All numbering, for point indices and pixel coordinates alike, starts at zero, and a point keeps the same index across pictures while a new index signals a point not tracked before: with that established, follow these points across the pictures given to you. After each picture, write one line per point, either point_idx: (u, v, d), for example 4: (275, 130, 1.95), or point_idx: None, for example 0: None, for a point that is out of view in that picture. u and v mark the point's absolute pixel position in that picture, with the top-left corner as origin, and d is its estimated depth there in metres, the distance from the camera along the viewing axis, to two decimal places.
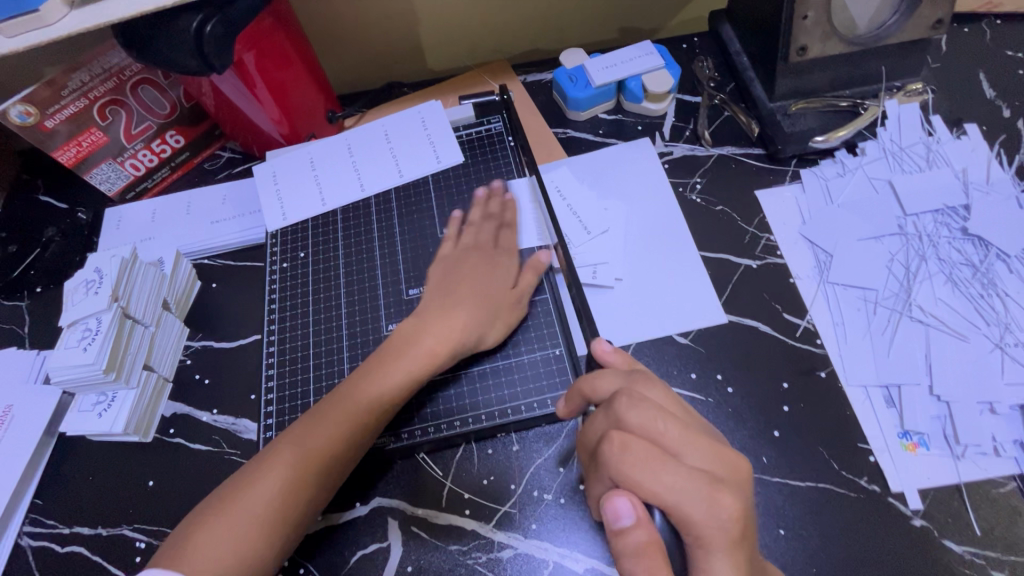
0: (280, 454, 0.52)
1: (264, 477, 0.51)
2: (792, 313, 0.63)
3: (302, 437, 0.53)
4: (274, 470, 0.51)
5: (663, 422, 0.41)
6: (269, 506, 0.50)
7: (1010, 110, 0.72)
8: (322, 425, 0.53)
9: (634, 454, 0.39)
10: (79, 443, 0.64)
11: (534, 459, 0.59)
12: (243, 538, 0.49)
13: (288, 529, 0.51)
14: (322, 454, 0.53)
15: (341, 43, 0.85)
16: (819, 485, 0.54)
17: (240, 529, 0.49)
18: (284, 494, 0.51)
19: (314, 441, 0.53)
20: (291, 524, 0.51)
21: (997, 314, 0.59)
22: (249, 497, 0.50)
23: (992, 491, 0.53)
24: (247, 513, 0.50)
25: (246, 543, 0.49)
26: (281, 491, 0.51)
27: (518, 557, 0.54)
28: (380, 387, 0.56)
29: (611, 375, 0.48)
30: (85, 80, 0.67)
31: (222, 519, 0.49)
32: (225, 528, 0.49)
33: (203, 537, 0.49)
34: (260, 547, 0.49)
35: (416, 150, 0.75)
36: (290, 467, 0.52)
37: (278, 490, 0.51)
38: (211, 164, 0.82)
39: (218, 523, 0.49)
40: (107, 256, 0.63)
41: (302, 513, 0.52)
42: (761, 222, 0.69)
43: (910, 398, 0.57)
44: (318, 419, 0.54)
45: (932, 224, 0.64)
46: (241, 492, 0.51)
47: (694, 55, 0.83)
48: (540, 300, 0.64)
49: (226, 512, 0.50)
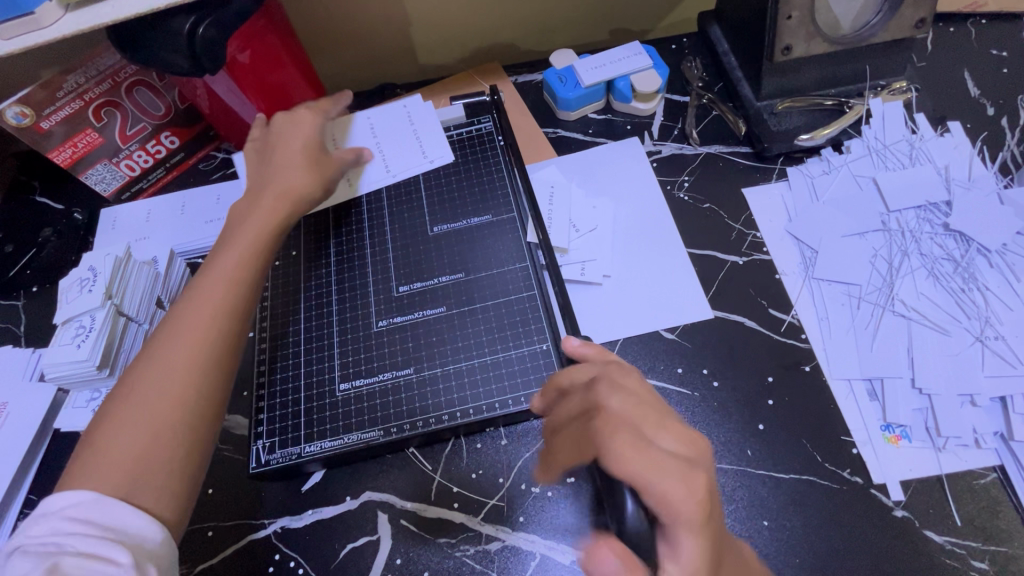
0: (169, 348, 0.50)
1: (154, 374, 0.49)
2: (777, 309, 0.63)
3: (173, 333, 0.51)
4: (164, 361, 0.49)
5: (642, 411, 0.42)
6: (164, 410, 0.47)
7: (994, 108, 0.73)
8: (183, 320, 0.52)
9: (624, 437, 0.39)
10: (74, 439, 0.64)
11: (521, 452, 0.59)
12: (142, 440, 0.46)
13: (188, 424, 0.48)
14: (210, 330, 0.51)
15: (334, 45, 0.86)
16: (802, 477, 0.55)
17: (138, 431, 0.46)
18: (176, 381, 0.48)
19: (184, 334, 0.50)
20: (191, 409, 0.48)
21: (978, 308, 0.60)
22: (139, 397, 0.48)
23: (973, 482, 0.54)
24: (142, 415, 0.47)
25: (147, 445, 0.46)
26: (173, 382, 0.48)
27: (506, 549, 0.55)
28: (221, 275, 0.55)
29: (587, 367, 0.50)
30: (81, 81, 0.68)
31: (114, 428, 0.47)
32: (120, 430, 0.46)
33: (98, 447, 0.46)
34: (162, 443, 0.46)
35: (405, 149, 0.76)
36: (173, 362, 0.49)
37: (170, 386, 0.48)
38: (206, 165, 0.82)
39: (109, 428, 0.47)
40: (102, 254, 0.64)
41: (201, 405, 0.49)
42: (748, 219, 0.69)
43: (893, 391, 0.57)
44: (178, 321, 0.52)
45: (915, 219, 0.65)
46: (129, 397, 0.48)
47: (683, 55, 0.84)
48: (528, 297, 0.65)
49: (117, 417, 0.47)
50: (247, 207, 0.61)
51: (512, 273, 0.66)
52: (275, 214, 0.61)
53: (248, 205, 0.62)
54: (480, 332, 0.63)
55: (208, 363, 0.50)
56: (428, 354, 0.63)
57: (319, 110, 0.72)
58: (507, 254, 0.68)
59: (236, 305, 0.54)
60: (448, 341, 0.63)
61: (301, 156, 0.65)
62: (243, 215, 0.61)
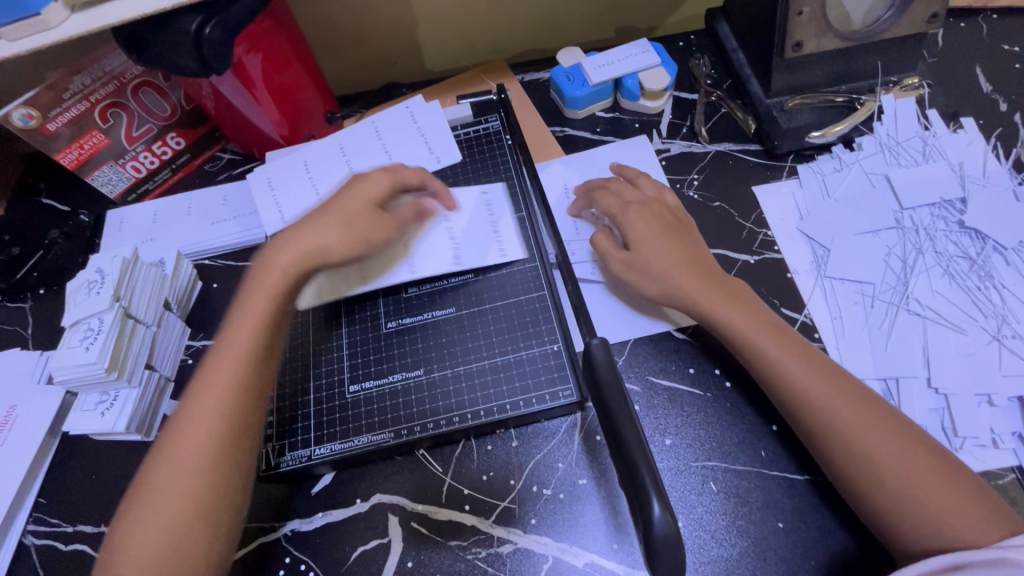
0: (179, 441, 0.50)
1: (168, 467, 0.49)
2: (789, 307, 0.63)
3: (184, 425, 0.50)
4: (178, 454, 0.49)
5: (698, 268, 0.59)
6: (185, 489, 0.48)
7: (1007, 104, 0.72)
8: (192, 412, 0.51)
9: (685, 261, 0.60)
10: (82, 442, 0.64)
11: (533, 454, 0.59)
12: (164, 530, 0.47)
13: (205, 517, 0.48)
14: (221, 425, 0.50)
15: (340, 45, 0.85)
16: (818, 477, 0.54)
17: (159, 523, 0.47)
18: (190, 475, 0.48)
19: (194, 430, 0.50)
20: (207, 502, 0.48)
21: (994, 306, 0.59)
22: (157, 486, 0.48)
23: (991, 483, 0.53)
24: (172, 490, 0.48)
25: (171, 536, 0.47)
26: (186, 479, 0.48)
27: (518, 551, 0.54)
28: (223, 361, 0.53)
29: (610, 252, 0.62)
30: (87, 82, 0.68)
31: (147, 505, 0.48)
32: (150, 512, 0.48)
33: (125, 537, 0.47)
34: (185, 535, 0.47)
35: (412, 149, 0.75)
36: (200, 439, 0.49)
37: (183, 482, 0.48)
38: (212, 166, 0.83)
39: (134, 519, 0.48)
40: (109, 256, 0.64)
41: (218, 497, 0.49)
42: (758, 217, 0.69)
43: (908, 391, 0.57)
44: (187, 413, 0.51)
45: (929, 217, 0.65)
46: (148, 489, 0.49)
47: (691, 52, 0.84)
48: (537, 297, 0.64)
49: (138, 510, 0.48)
50: (257, 269, 0.58)
51: (521, 273, 0.66)
52: (283, 278, 0.57)
53: (261, 264, 0.58)
54: (491, 333, 0.63)
55: (218, 457, 0.49)
56: (439, 355, 0.62)
57: (398, 172, 0.65)
58: (516, 254, 0.67)
59: (244, 394, 0.52)
60: (458, 342, 0.63)
61: (329, 219, 0.60)
62: (257, 277, 0.57)
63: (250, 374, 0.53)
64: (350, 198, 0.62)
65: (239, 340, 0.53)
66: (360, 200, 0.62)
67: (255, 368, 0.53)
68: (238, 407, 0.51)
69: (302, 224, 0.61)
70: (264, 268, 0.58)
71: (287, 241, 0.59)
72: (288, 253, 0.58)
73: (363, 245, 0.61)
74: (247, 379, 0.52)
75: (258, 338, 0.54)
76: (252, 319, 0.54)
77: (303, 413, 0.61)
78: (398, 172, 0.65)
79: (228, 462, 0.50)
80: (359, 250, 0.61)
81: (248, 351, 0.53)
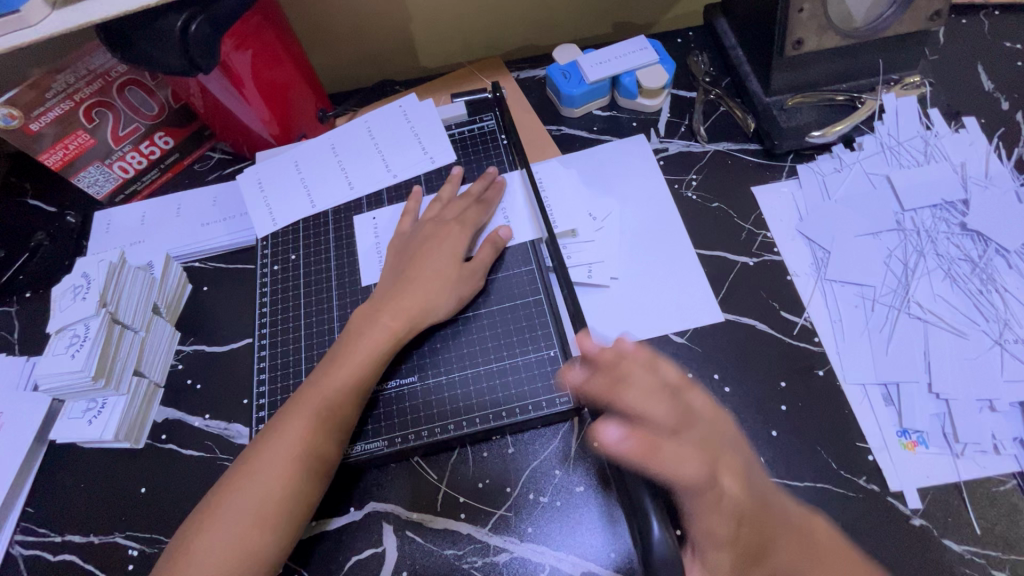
0: (257, 469, 0.52)
1: (240, 492, 0.51)
2: (789, 311, 0.62)
3: (266, 452, 0.53)
4: (253, 480, 0.51)
5: (680, 411, 0.49)
6: (255, 511, 0.50)
7: (1009, 103, 0.71)
8: (275, 446, 0.53)
9: (670, 449, 0.46)
10: (71, 450, 0.63)
11: (529, 461, 0.58)
12: (224, 553, 0.49)
13: (266, 549, 0.50)
14: (297, 463, 0.52)
15: (331, 41, 0.83)
16: (817, 485, 0.54)
17: (222, 545, 0.49)
18: (262, 505, 0.50)
19: (273, 461, 0.52)
20: (270, 535, 0.50)
21: (996, 310, 0.59)
22: (228, 507, 0.51)
23: (992, 489, 0.52)
24: (242, 509, 0.50)
25: (228, 561, 0.49)
26: (256, 507, 0.50)
27: (514, 560, 0.54)
28: (311, 402, 0.55)
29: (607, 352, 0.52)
30: (71, 81, 0.66)
31: (216, 522, 0.50)
32: (217, 529, 0.50)
33: (188, 551, 0.49)
34: (243, 564, 0.49)
35: (405, 149, 0.74)
36: (281, 467, 0.52)
37: (254, 511, 0.50)
38: (202, 166, 0.81)
39: (203, 535, 0.50)
40: (95, 260, 0.62)
41: (281, 533, 0.51)
42: (758, 219, 0.68)
43: (909, 396, 0.56)
44: (270, 443, 0.53)
45: (930, 219, 0.64)
46: (221, 507, 0.51)
47: (689, 49, 0.82)
48: (533, 302, 0.63)
49: (207, 525, 0.50)
50: (368, 320, 0.59)
51: (516, 277, 0.65)
52: (392, 337, 0.58)
53: (364, 318, 0.60)
54: (486, 339, 0.62)
55: (291, 496, 0.51)
56: (432, 362, 0.61)
57: (470, 221, 0.66)
58: (512, 257, 0.66)
59: (327, 440, 0.53)
60: (453, 348, 0.62)
61: (439, 269, 0.62)
62: (360, 329, 0.59)
63: (339, 421, 0.54)
64: (441, 249, 0.63)
65: (338, 385, 0.55)
66: (451, 255, 0.63)
67: (341, 417, 0.55)
68: (319, 450, 0.53)
69: (415, 276, 0.61)
70: (371, 322, 0.59)
71: (404, 295, 0.60)
72: (396, 311, 0.59)
73: (460, 290, 0.62)
74: (330, 425, 0.54)
75: (353, 387, 0.56)
76: (356, 370, 0.56)
77: (372, 415, 0.59)
78: (469, 217, 0.66)
79: (296, 501, 0.51)
80: (460, 303, 0.62)
81: (333, 400, 0.55)
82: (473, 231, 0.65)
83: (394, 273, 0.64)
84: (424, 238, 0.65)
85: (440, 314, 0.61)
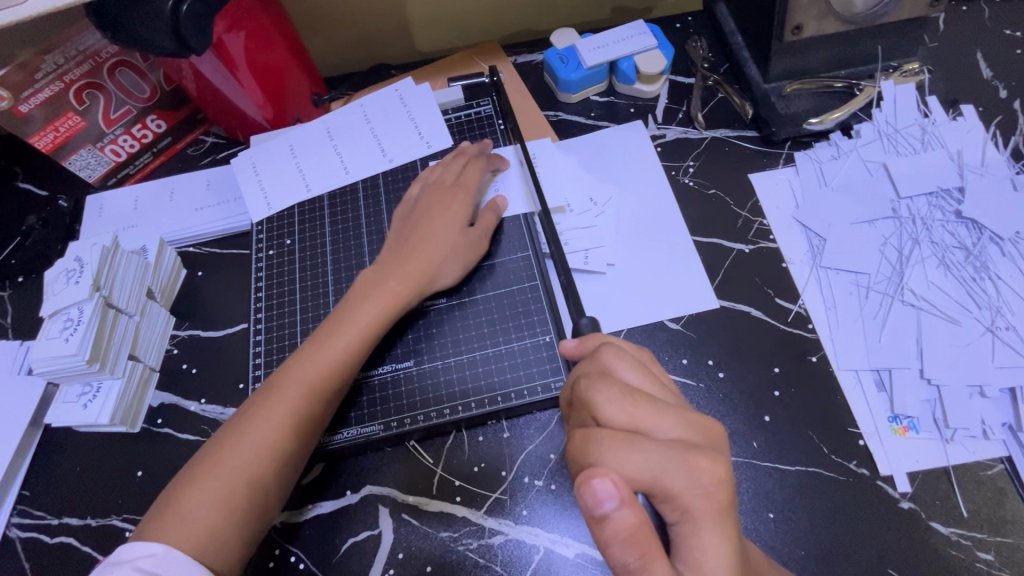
0: (250, 428, 0.51)
1: (232, 451, 0.50)
2: (783, 298, 0.62)
3: (261, 415, 0.52)
4: (247, 441, 0.51)
5: (632, 403, 0.41)
6: (240, 472, 0.50)
7: (1007, 91, 0.71)
8: (271, 407, 0.52)
9: (604, 440, 0.39)
10: (67, 434, 0.63)
11: (524, 446, 0.58)
12: (211, 512, 0.48)
13: (253, 512, 0.50)
14: (293, 424, 0.52)
15: (326, 25, 0.83)
16: (808, 468, 0.54)
17: (210, 503, 0.48)
18: (254, 464, 0.50)
19: (268, 421, 0.52)
20: (259, 496, 0.50)
21: (989, 297, 0.59)
22: (221, 466, 0.50)
23: (981, 474, 0.53)
24: (228, 470, 0.50)
25: (216, 518, 0.48)
26: (249, 467, 0.50)
27: (509, 543, 0.54)
28: (308, 368, 0.54)
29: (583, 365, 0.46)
30: (61, 62, 0.66)
31: (201, 481, 0.49)
32: (203, 491, 0.49)
33: (176, 507, 0.48)
34: (231, 520, 0.48)
35: (401, 132, 0.73)
36: (269, 429, 0.51)
37: (245, 471, 0.50)
38: (195, 150, 0.80)
39: (191, 493, 0.49)
40: (88, 244, 0.61)
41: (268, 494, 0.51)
42: (754, 205, 0.68)
43: (901, 382, 0.57)
44: (266, 403, 0.53)
45: (926, 206, 0.64)
46: (210, 465, 0.50)
47: (688, 35, 0.82)
48: (530, 288, 0.63)
49: (193, 484, 0.49)
50: (366, 291, 0.59)
51: (513, 263, 0.65)
52: (394, 306, 0.58)
53: (367, 282, 0.60)
54: (481, 324, 0.62)
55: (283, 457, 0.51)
56: (428, 346, 0.61)
57: (471, 184, 0.65)
58: (509, 243, 0.66)
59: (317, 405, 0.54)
60: (449, 333, 0.62)
61: (444, 238, 0.62)
62: (361, 296, 0.59)
63: (335, 386, 0.55)
64: (441, 219, 0.63)
65: (336, 348, 0.55)
66: (456, 221, 0.63)
67: (337, 384, 0.55)
68: (312, 414, 0.53)
69: (419, 245, 0.61)
70: (375, 287, 0.59)
71: (411, 261, 0.60)
72: (402, 277, 0.59)
73: (465, 257, 0.63)
74: (330, 385, 0.54)
75: (352, 354, 0.56)
76: (357, 340, 0.56)
77: (367, 398, 0.59)
78: (467, 179, 0.66)
79: (287, 461, 0.52)
80: (464, 270, 0.63)
81: (333, 366, 0.55)
82: (472, 194, 0.65)
83: (394, 242, 0.63)
84: (424, 204, 0.64)
85: (447, 280, 0.62)
